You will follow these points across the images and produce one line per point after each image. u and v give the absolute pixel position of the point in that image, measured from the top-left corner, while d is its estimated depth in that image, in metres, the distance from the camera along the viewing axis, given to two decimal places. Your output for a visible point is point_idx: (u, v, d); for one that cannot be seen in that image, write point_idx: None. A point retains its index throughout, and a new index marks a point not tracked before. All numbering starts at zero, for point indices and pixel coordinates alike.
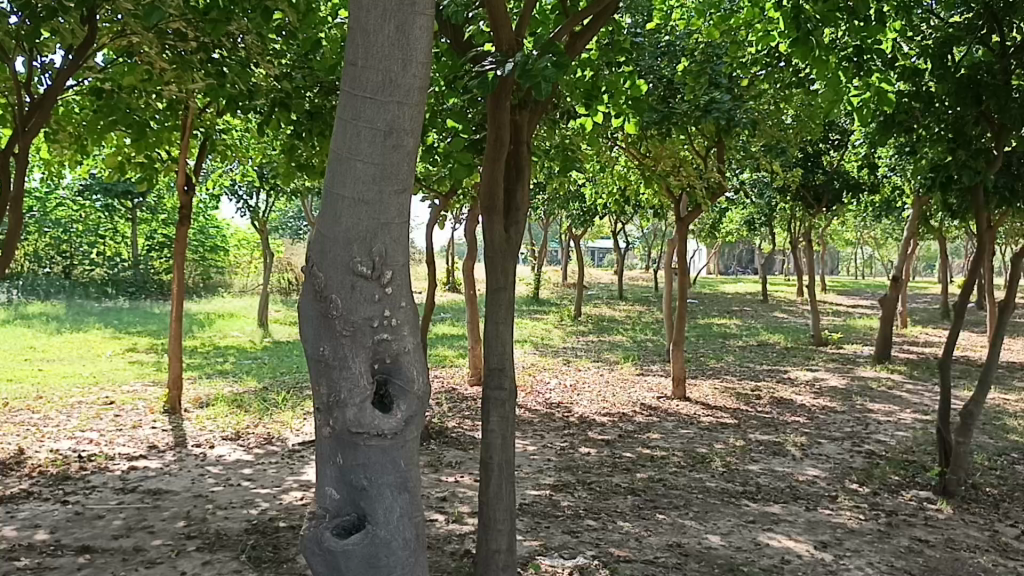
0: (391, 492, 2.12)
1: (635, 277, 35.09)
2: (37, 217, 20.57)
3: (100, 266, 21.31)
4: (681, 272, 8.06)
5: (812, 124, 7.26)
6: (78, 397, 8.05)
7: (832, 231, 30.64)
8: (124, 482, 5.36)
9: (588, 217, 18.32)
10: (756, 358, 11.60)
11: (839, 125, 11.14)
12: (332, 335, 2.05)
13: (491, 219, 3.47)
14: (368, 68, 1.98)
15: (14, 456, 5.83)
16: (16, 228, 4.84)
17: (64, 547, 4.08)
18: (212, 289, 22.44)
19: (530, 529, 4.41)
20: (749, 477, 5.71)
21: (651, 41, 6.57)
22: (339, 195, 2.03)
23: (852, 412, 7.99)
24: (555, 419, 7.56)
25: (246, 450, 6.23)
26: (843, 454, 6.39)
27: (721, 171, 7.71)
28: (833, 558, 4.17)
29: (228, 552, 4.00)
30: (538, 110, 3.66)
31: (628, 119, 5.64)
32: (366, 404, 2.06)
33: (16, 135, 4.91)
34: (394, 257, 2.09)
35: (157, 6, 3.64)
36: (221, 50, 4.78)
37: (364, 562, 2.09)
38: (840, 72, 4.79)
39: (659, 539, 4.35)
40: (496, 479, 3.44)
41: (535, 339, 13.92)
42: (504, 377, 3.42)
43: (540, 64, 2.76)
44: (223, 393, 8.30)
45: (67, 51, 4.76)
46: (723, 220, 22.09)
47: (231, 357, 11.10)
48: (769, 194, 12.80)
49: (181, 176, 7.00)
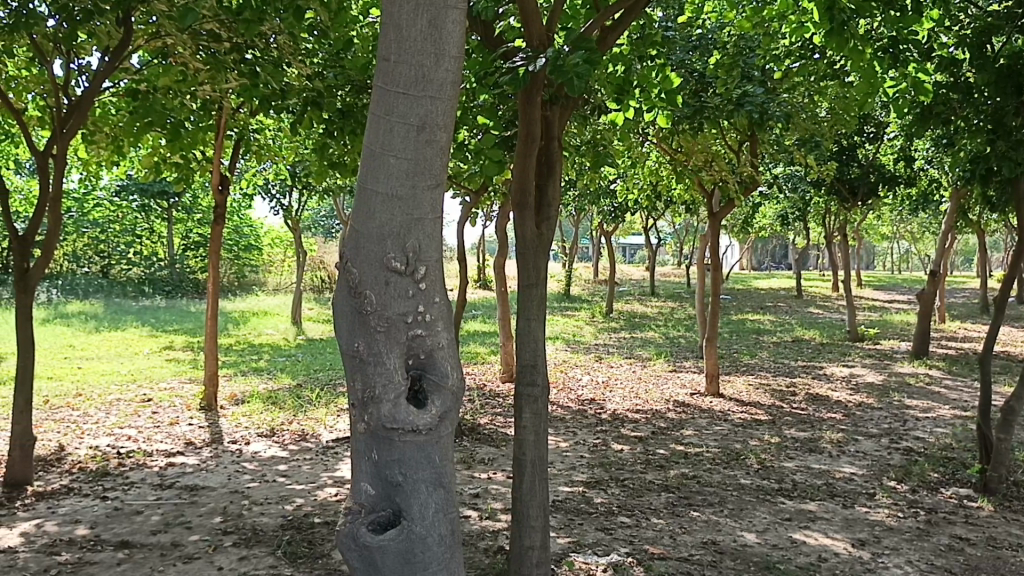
0: (426, 488, 2.12)
1: (667, 274, 34.88)
2: (75, 218, 20.89)
3: (137, 266, 21.68)
4: (715, 268, 7.94)
5: (847, 116, 7.17)
6: (116, 395, 8.17)
7: (868, 226, 30.07)
8: (163, 478, 5.43)
9: (620, 213, 18.19)
10: (790, 354, 11.50)
11: (875, 118, 10.87)
12: (367, 331, 2.06)
13: (523, 214, 3.45)
14: (400, 63, 1.98)
15: (55, 453, 5.92)
16: (56, 228, 4.90)
17: (104, 542, 4.14)
18: (247, 287, 22.69)
19: (563, 526, 4.40)
20: (785, 474, 5.64)
21: (682, 33, 6.49)
22: (371, 190, 2.03)
23: (890, 408, 7.86)
24: (588, 416, 7.54)
25: (281, 446, 6.30)
26: (880, 451, 6.30)
27: (754, 165, 7.59)
28: (871, 556, 4.11)
29: (264, 548, 4.04)
30: (569, 106, 3.64)
31: (657, 113, 5.58)
32: (400, 400, 2.06)
33: (55, 137, 5.00)
34: (428, 253, 2.09)
35: (191, 7, 3.65)
36: (254, 51, 4.85)
37: (400, 557, 2.10)
38: (874, 64, 4.68)
39: (693, 536, 4.31)
40: (530, 476, 3.43)
41: (567, 336, 13.91)
42: (537, 373, 3.40)
43: (572, 60, 2.78)
44: (258, 391, 8.39)
45: (104, 53, 4.84)
46: (756, 215, 21.93)
47: (266, 354, 11.22)
48: (803, 188, 12.63)
49: (215, 176, 7.07)
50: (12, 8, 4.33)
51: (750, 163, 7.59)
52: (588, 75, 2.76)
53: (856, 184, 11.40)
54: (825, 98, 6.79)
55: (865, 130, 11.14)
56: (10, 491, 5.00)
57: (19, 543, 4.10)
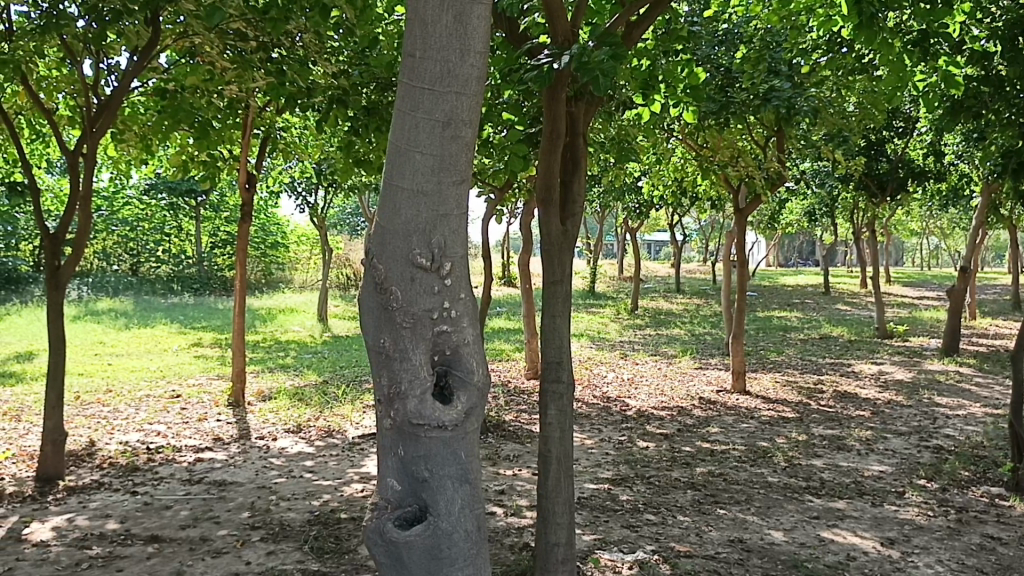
0: (452, 484, 2.12)
1: (692, 270, 34.52)
2: (105, 216, 21.22)
3: (166, 264, 21.98)
4: (741, 264, 7.85)
5: (875, 111, 7.08)
6: (146, 391, 8.28)
7: (897, 221, 29.60)
8: (192, 473, 5.49)
9: (645, 209, 18.08)
10: (818, 352, 11.40)
11: (904, 111, 10.72)
12: (392, 327, 2.06)
13: (548, 211, 3.44)
14: (426, 59, 1.98)
15: (85, 448, 6.00)
16: (87, 224, 4.96)
17: (134, 537, 4.18)
18: (274, 285, 22.89)
19: (589, 523, 4.39)
20: (812, 472, 5.60)
21: (708, 28, 6.45)
22: (397, 187, 2.03)
23: (919, 406, 7.76)
24: (613, 413, 7.53)
25: (308, 442, 6.34)
26: (910, 449, 6.23)
27: (781, 160, 7.51)
28: (901, 555, 4.07)
29: (292, 542, 4.07)
30: (594, 102, 3.61)
31: (683, 109, 5.54)
32: (426, 395, 2.07)
33: (85, 136, 5.07)
34: (454, 248, 2.09)
35: (218, 7, 3.69)
36: (280, 50, 4.90)
37: (427, 553, 2.10)
38: (904, 57, 4.61)
39: (720, 534, 4.29)
40: (555, 473, 3.42)
41: (592, 333, 13.88)
42: (562, 370, 3.39)
43: (597, 56, 2.76)
44: (285, 387, 8.46)
45: (133, 53, 4.90)
46: (784, 211, 21.77)
47: (293, 351, 11.31)
48: (831, 184, 12.47)
49: (242, 174, 7.13)
50: (43, 8, 4.38)
51: (778, 159, 7.53)
52: (614, 72, 2.75)
53: (885, 180, 11.28)
54: (854, 92, 6.72)
55: (894, 124, 11.00)
56: (42, 486, 5.07)
57: (50, 537, 4.16)
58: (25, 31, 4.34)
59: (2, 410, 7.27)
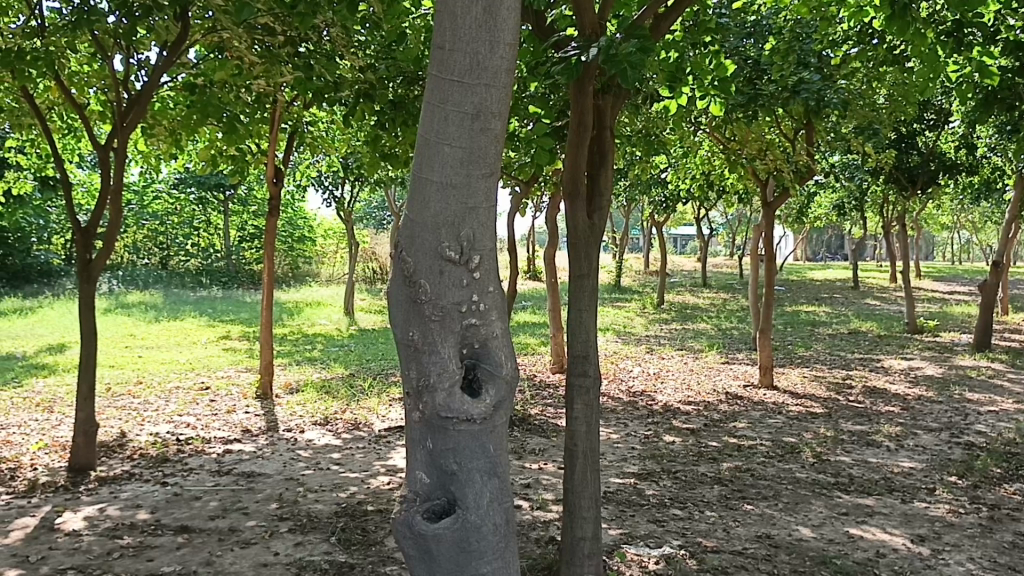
0: (480, 477, 2.12)
1: (719, 266, 33.77)
2: (136, 210, 21.54)
3: (195, 257, 22.24)
4: (769, 259, 7.78)
5: (907, 103, 6.98)
6: (176, 382, 8.37)
7: (928, 215, 29.23)
8: (220, 464, 5.54)
9: (672, 203, 17.96)
10: (847, 347, 11.29)
11: (935, 103, 10.56)
12: (421, 320, 2.06)
13: (575, 204, 3.42)
14: (456, 51, 1.98)
15: (117, 439, 6.07)
16: (117, 218, 5.01)
17: (164, 527, 4.23)
18: (301, 278, 23.06)
19: (615, 517, 4.39)
20: (841, 468, 5.54)
21: (737, 20, 6.40)
22: (427, 179, 2.03)
23: (950, 402, 7.67)
24: (639, 408, 7.50)
25: (335, 434, 6.37)
26: (940, 445, 6.15)
27: (810, 153, 7.42)
28: (932, 552, 4.02)
29: (319, 534, 4.10)
30: (622, 94, 3.59)
31: (711, 101, 5.49)
32: (455, 388, 2.07)
33: (116, 130, 5.11)
34: (482, 242, 2.08)
35: (247, 2, 3.70)
36: (307, 45, 4.92)
37: (455, 546, 2.10)
38: (937, 48, 4.54)
39: (747, 529, 4.26)
40: (582, 466, 3.40)
41: (617, 327, 13.86)
42: (589, 364, 3.37)
43: (625, 48, 2.74)
44: (312, 380, 8.52)
45: (162, 48, 4.94)
46: (812, 205, 21.58)
47: (320, 344, 11.40)
48: (860, 177, 12.31)
49: (270, 169, 7.18)
50: (75, 4, 4.43)
51: (807, 152, 7.45)
52: (642, 64, 2.74)
53: (915, 173, 11.14)
54: (884, 84, 6.63)
55: (925, 117, 10.85)
56: (74, 476, 5.14)
57: (83, 526, 4.22)
58: (57, 27, 4.38)
59: (36, 401, 7.38)
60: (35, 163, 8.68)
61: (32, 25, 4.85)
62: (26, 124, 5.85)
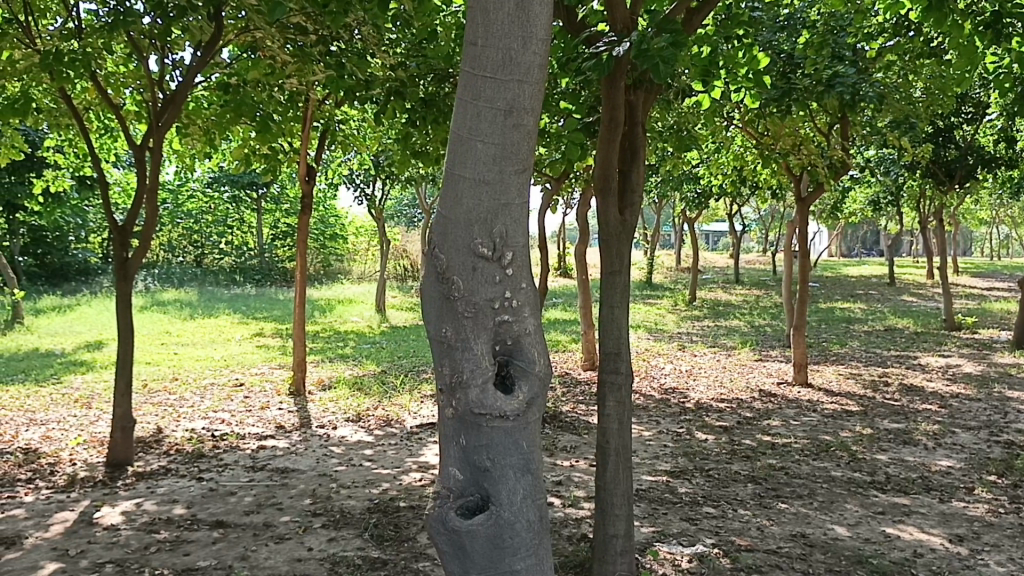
0: (514, 474, 2.11)
1: (752, 263, 33.61)
2: (171, 209, 21.89)
3: (229, 255, 22.54)
4: (804, 255, 7.67)
5: (944, 95, 6.86)
6: (211, 379, 8.47)
7: (966, 210, 28.76)
8: (255, 460, 5.60)
9: (704, 200, 17.81)
10: (883, 344, 11.13)
11: (973, 96, 10.38)
12: (454, 316, 2.07)
13: (605, 200, 3.39)
14: (488, 47, 1.97)
15: (153, 435, 6.16)
16: (152, 217, 5.06)
17: (200, 522, 4.27)
18: (333, 275, 23.24)
19: (648, 515, 4.36)
20: (878, 466, 5.47)
21: (770, 14, 6.33)
22: (459, 175, 2.03)
23: (988, 400, 7.54)
24: (671, 405, 7.46)
25: (367, 431, 6.41)
26: (979, 444, 6.05)
27: (845, 148, 7.32)
28: (970, 552, 3.95)
29: (352, 530, 4.12)
30: (653, 90, 3.57)
31: (743, 94, 5.43)
32: (488, 385, 2.07)
33: (151, 130, 5.17)
34: (515, 238, 2.08)
35: (279, 1, 3.70)
36: (339, 44, 4.94)
37: (489, 543, 2.09)
38: (973, 40, 4.44)
39: (782, 528, 4.22)
40: (614, 464, 3.38)
41: (649, 324, 13.78)
42: (620, 361, 3.34)
43: (658, 43, 2.71)
44: (344, 376, 8.59)
45: (196, 48, 5.00)
46: (846, 200, 21.30)
47: (351, 341, 11.46)
48: (896, 172, 12.12)
49: (302, 167, 7.23)
50: (112, 6, 4.49)
51: (841, 147, 7.35)
52: (674, 59, 2.70)
53: (953, 167, 11.00)
54: (921, 77, 6.52)
55: (963, 109, 10.68)
56: (112, 471, 5.22)
57: (120, 521, 4.28)
58: (94, 28, 4.45)
59: (74, 397, 7.50)
60: (74, 163, 8.82)
61: (70, 27, 4.92)
62: (64, 124, 5.95)
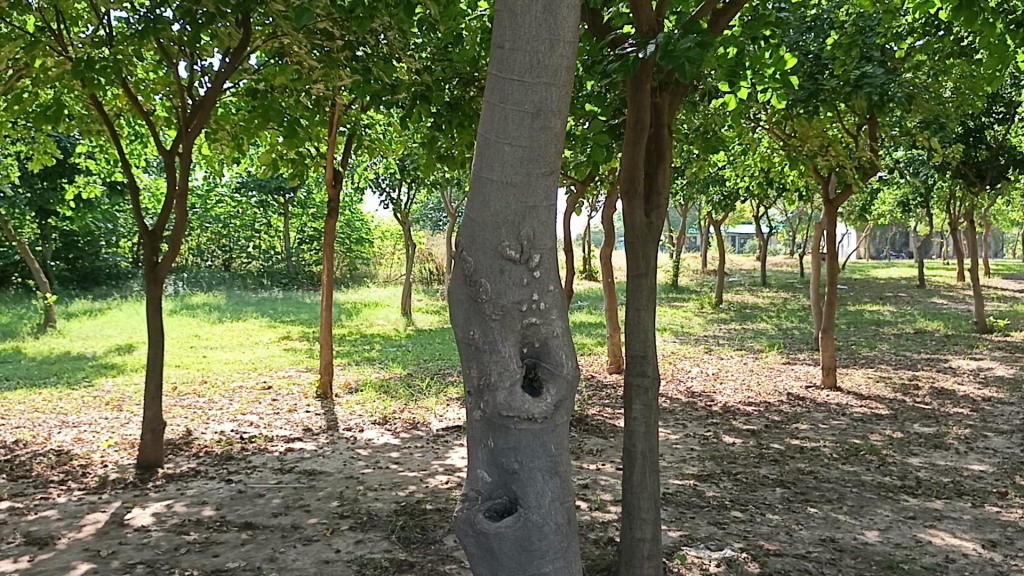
0: (542, 476, 2.11)
1: (779, 266, 33.32)
2: (199, 213, 22.14)
3: (257, 259, 22.78)
4: (832, 258, 7.58)
5: (975, 94, 6.75)
6: (238, 382, 8.53)
7: (998, 211, 28.37)
8: (283, 463, 5.64)
9: (730, 201, 17.70)
10: (913, 347, 10.99)
11: (1004, 95, 10.23)
12: (481, 318, 2.07)
13: (631, 203, 3.38)
14: (515, 50, 1.98)
15: (183, 437, 6.23)
16: (181, 221, 5.12)
17: (229, 523, 4.32)
18: (359, 278, 23.37)
19: (675, 519, 4.34)
20: (908, 471, 5.40)
21: (797, 15, 6.29)
22: (487, 179, 2.03)
23: (1021, 403, 7.42)
24: (697, 408, 7.42)
25: (394, 434, 6.43)
26: (1012, 448, 5.95)
27: (873, 149, 7.24)
28: (1003, 558, 3.89)
29: (380, 532, 4.14)
30: (679, 92, 3.56)
31: (770, 94, 5.38)
32: (516, 387, 2.07)
33: (180, 136, 5.23)
34: (543, 241, 2.08)
35: (306, 7, 3.72)
36: (366, 48, 4.95)
37: (517, 545, 2.09)
38: (1004, 39, 4.36)
39: (811, 533, 4.19)
40: (641, 468, 3.36)
41: (675, 327, 13.71)
42: (647, 364, 3.32)
43: (683, 44, 2.69)
44: (370, 379, 8.63)
45: (225, 55, 5.05)
46: (875, 202, 21.10)
47: (377, 344, 11.53)
48: (925, 172, 11.97)
49: (329, 171, 7.28)
50: (141, 13, 4.55)
51: (869, 148, 7.26)
52: (700, 59, 2.68)
53: (984, 167, 10.83)
54: (951, 76, 6.42)
55: (993, 109, 10.54)
56: (142, 473, 5.27)
57: (151, 522, 4.33)
58: (125, 36, 4.52)
59: (105, 400, 7.61)
60: (104, 168, 8.93)
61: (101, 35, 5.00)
62: (95, 130, 6.03)
